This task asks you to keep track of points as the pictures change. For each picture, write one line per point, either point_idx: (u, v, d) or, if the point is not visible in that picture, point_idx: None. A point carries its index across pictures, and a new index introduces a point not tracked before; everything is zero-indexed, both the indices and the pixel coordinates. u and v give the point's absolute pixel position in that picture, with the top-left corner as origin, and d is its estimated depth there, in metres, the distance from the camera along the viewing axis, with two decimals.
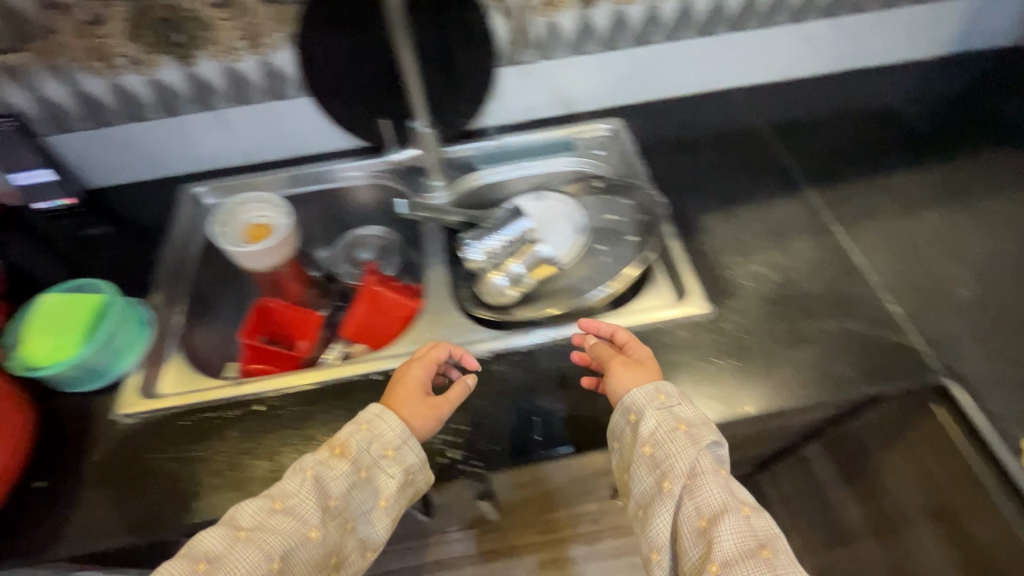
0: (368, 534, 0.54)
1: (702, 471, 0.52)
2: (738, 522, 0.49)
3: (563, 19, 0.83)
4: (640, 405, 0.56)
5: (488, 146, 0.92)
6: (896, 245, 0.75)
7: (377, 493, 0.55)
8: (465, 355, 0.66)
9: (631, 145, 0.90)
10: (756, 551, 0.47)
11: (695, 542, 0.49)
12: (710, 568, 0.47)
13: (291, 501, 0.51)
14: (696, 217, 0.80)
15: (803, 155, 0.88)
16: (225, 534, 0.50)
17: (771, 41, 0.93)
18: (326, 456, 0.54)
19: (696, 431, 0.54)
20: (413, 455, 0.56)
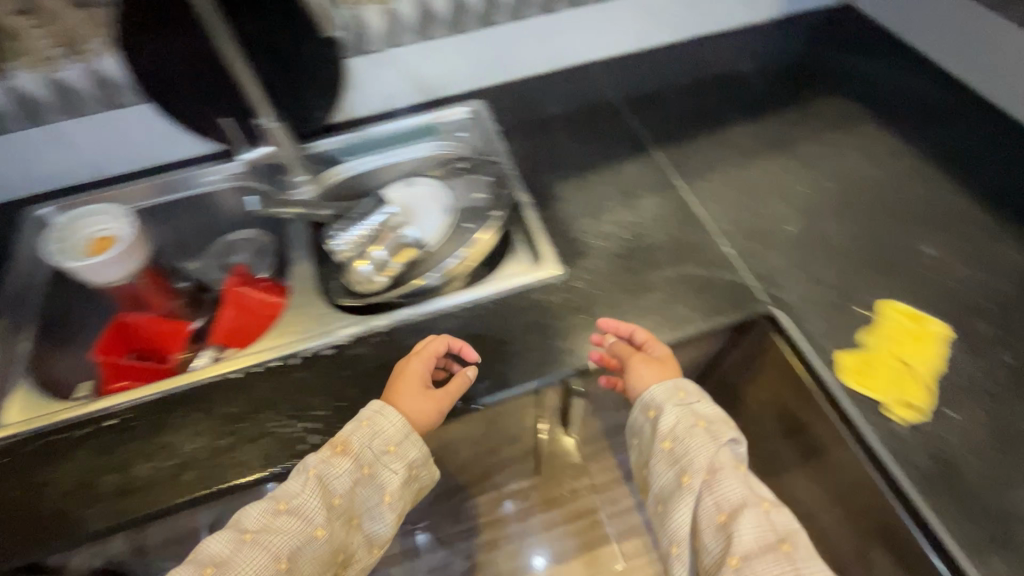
0: (374, 530, 0.61)
1: (720, 467, 0.60)
2: (757, 515, 0.57)
3: (402, 6, 0.84)
4: (660, 400, 0.65)
5: (351, 137, 0.93)
6: (731, 193, 0.82)
7: (381, 489, 0.61)
8: (465, 347, 0.67)
9: (491, 124, 0.93)
10: (777, 547, 0.55)
11: (716, 535, 0.57)
12: (731, 562, 0.55)
13: (294, 502, 0.56)
14: (551, 186, 0.84)
15: (653, 119, 0.94)
16: (230, 537, 0.55)
17: (613, 13, 0.97)
18: (328, 455, 0.58)
19: (714, 428, 0.62)
20: (413, 455, 0.62)
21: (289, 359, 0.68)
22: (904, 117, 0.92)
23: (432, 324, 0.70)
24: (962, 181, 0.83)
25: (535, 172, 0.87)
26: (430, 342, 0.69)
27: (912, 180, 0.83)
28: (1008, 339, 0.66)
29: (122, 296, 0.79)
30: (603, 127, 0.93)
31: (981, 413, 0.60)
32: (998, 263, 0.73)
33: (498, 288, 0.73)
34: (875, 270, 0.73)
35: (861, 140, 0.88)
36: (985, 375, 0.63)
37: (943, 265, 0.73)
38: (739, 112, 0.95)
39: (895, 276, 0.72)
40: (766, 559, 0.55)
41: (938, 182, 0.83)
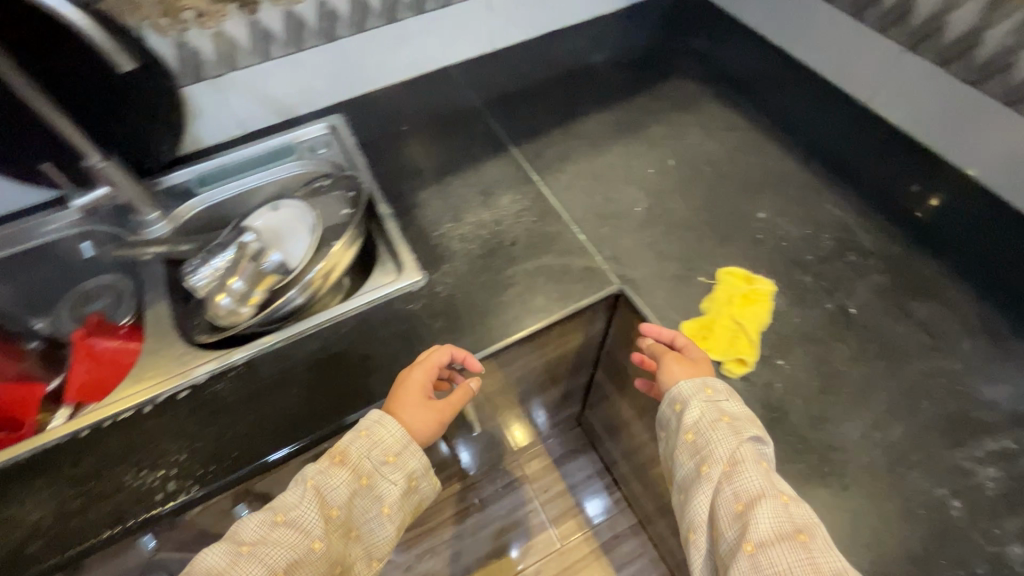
0: (373, 539, 0.61)
1: (741, 459, 0.56)
2: (775, 507, 0.53)
3: (233, 29, 0.81)
4: (685, 395, 0.62)
5: (204, 167, 0.89)
6: (584, 182, 0.86)
7: (380, 500, 0.61)
8: (468, 358, 0.67)
9: (349, 138, 0.92)
10: (794, 536, 0.51)
11: (733, 523, 0.54)
12: (746, 548, 0.52)
13: (291, 513, 0.56)
14: (413, 195, 0.85)
15: (511, 117, 0.96)
16: (226, 550, 0.55)
17: (461, 18, 0.98)
18: (326, 465, 0.59)
19: (738, 423, 0.59)
20: (412, 465, 0.62)
21: (142, 407, 0.66)
22: (740, 92, 0.99)
23: (294, 349, 0.70)
24: (791, 147, 0.90)
25: (397, 182, 0.88)
26: (293, 368, 0.68)
27: (747, 151, 0.90)
28: (828, 288, 0.73)
29: None
30: (463, 132, 0.95)
31: (806, 359, 0.67)
32: (819, 219, 0.80)
33: (362, 303, 0.73)
34: (716, 239, 0.78)
35: (702, 118, 0.94)
36: (809, 324, 0.70)
37: (774, 226, 0.80)
38: (593, 103, 0.99)
39: (733, 243, 0.78)
40: (782, 549, 0.51)
41: (771, 150, 0.90)
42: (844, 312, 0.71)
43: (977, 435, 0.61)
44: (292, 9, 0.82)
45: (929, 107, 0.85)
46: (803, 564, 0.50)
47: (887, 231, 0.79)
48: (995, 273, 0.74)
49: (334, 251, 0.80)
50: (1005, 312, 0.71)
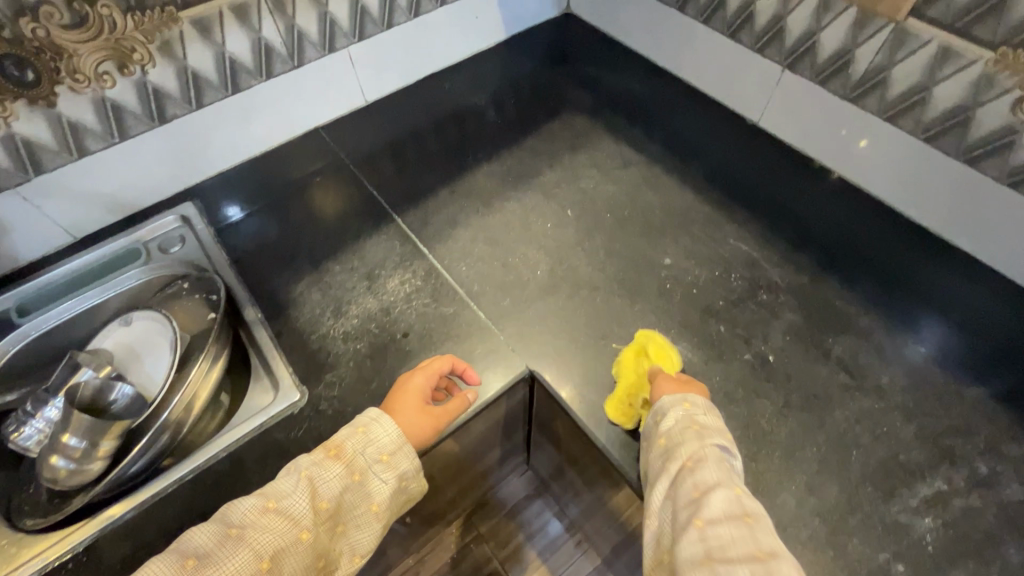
0: (359, 537, 0.57)
1: (704, 456, 0.52)
2: (728, 497, 0.49)
3: (28, 128, 0.67)
4: (665, 408, 0.58)
5: (28, 290, 0.74)
6: (479, 246, 0.78)
7: (368, 498, 0.57)
8: (468, 369, 0.65)
9: (206, 231, 0.80)
10: (742, 518, 0.48)
11: (685, 506, 0.50)
12: (695, 524, 0.48)
13: (283, 501, 0.53)
14: (287, 291, 0.74)
15: (394, 180, 0.88)
16: (215, 531, 0.52)
17: (322, 76, 0.88)
18: (321, 457, 0.56)
19: (709, 430, 0.55)
20: (407, 461, 0.59)
21: None
22: (633, 123, 0.95)
23: (153, 513, 0.58)
24: (690, 177, 0.86)
25: (268, 278, 0.77)
26: (152, 541, 0.56)
27: (647, 188, 0.85)
28: (744, 335, 0.69)
29: None
30: (341, 205, 0.85)
31: (731, 424, 0.62)
32: (726, 256, 0.76)
33: (230, 441, 0.62)
34: (625, 295, 0.73)
35: (597, 157, 0.89)
36: (730, 381, 0.65)
37: (682, 272, 0.75)
38: (483, 151, 0.91)
39: (642, 298, 0.73)
40: (730, 529, 0.47)
41: (670, 184, 0.86)
42: (763, 361, 0.67)
43: (908, 482, 0.58)
44: (102, 95, 0.69)
45: (815, 126, 0.83)
46: (747, 543, 0.46)
47: (794, 260, 0.76)
48: (898, 293, 0.73)
49: (196, 375, 0.68)
50: (915, 334, 0.69)
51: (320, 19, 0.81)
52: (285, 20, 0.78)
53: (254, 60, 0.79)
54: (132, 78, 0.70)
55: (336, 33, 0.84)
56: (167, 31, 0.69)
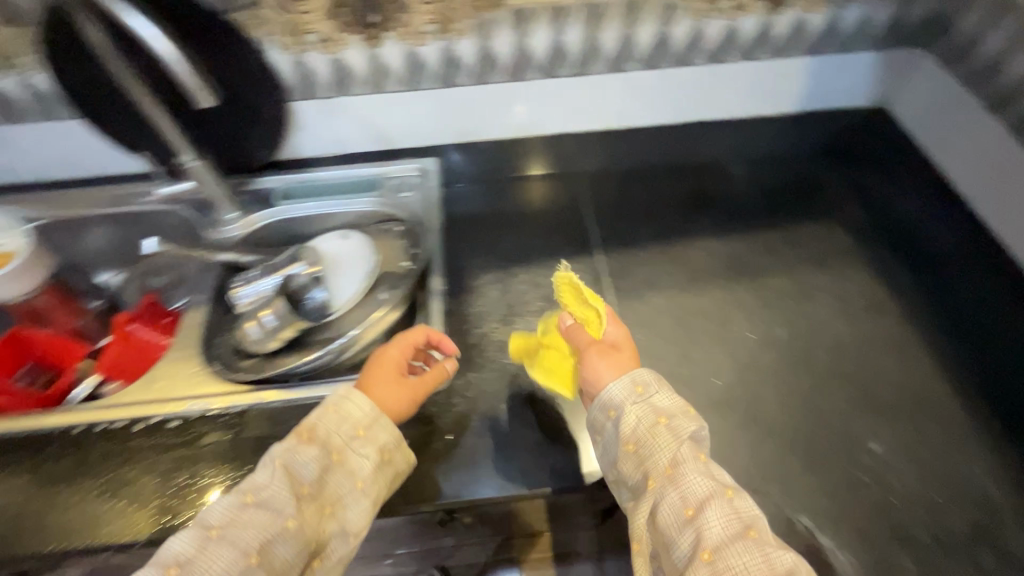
0: (350, 521, 0.52)
1: (683, 460, 0.50)
2: (725, 507, 0.47)
3: (351, 57, 0.77)
4: (617, 400, 0.55)
5: (294, 180, 0.88)
6: (665, 322, 0.72)
7: (352, 476, 0.53)
8: (444, 340, 0.65)
9: (436, 190, 0.87)
10: (746, 534, 0.46)
11: (682, 533, 0.47)
12: (702, 557, 0.45)
13: (262, 493, 0.49)
14: (472, 277, 0.77)
15: (613, 215, 0.85)
16: (191, 536, 0.47)
17: (595, 89, 0.87)
18: (294, 443, 0.52)
19: (677, 422, 0.52)
20: (384, 439, 0.55)
21: (135, 422, 0.66)
22: (903, 266, 0.79)
23: (292, 415, 0.66)
24: (950, 363, 0.69)
25: (462, 256, 0.80)
26: (281, 438, 0.64)
27: (888, 350, 0.70)
28: None
29: (18, 310, 0.78)
30: (554, 218, 0.85)
31: None
32: (953, 482, 0.60)
33: None
34: (799, 457, 0.62)
35: (840, 286, 0.76)
36: None
37: (887, 470, 0.61)
38: (715, 224, 0.83)
39: (823, 474, 0.61)
40: (741, 556, 0.44)
41: (918, 358, 0.69)
42: None
43: None
44: (415, 49, 0.77)
45: None
46: (760, 565, 0.44)
47: None
48: None
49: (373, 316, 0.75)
50: None
51: (622, 39, 0.80)
52: (590, 31, 0.78)
53: (545, 56, 0.81)
54: (443, 41, 0.77)
55: (629, 55, 0.83)
56: (489, 12, 0.74)
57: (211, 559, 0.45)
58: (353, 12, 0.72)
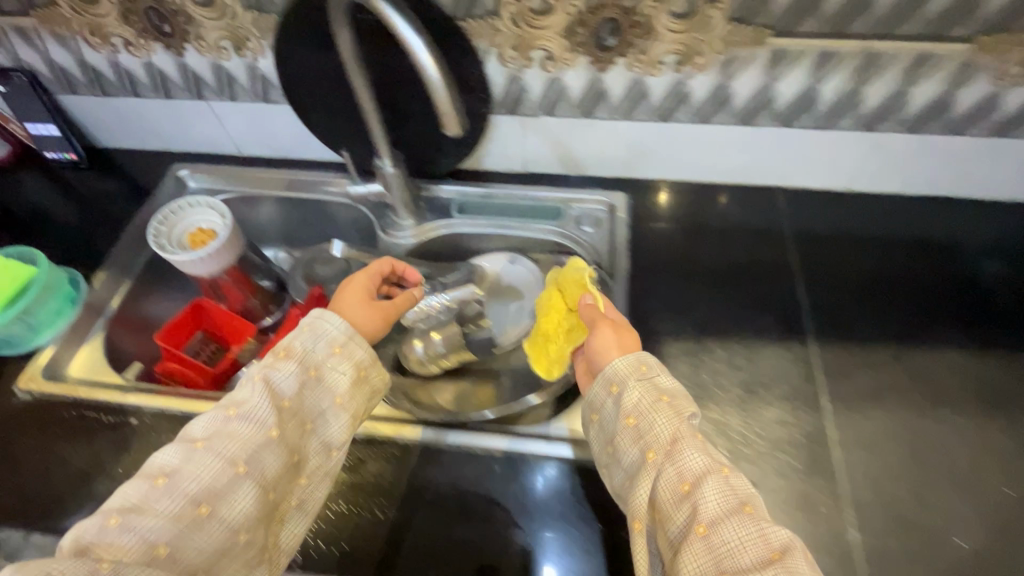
0: (330, 436, 0.51)
1: (683, 437, 0.46)
2: (721, 483, 0.43)
3: (570, 78, 0.70)
4: (623, 375, 0.51)
5: (472, 193, 0.83)
6: (892, 448, 0.60)
7: (331, 395, 0.52)
8: (409, 270, 0.68)
9: (624, 231, 0.79)
10: (741, 510, 0.42)
11: (679, 509, 0.43)
12: (697, 531, 0.41)
13: (242, 407, 0.48)
14: (659, 341, 0.68)
15: (828, 293, 0.73)
16: (179, 448, 0.46)
17: (831, 145, 0.74)
18: (270, 360, 0.51)
19: (679, 400, 0.49)
20: (360, 355, 0.54)
21: None
22: None
23: (459, 458, 0.62)
24: None
25: (646, 312, 0.71)
26: (444, 484, 0.60)
27: None
28: None
29: (202, 282, 0.79)
30: (756, 284, 0.74)
31: None
32: None
33: (541, 451, 0.61)
34: None
35: None
36: None
37: None
38: (959, 329, 0.69)
39: None
40: (735, 530, 0.41)
41: None
42: None
43: None
44: (644, 78, 0.69)
45: None
46: (757, 542, 0.40)
47: None
48: None
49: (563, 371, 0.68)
50: None
51: (891, 95, 0.67)
52: (857, 82, 0.66)
53: (789, 104, 0.69)
54: (677, 75, 0.68)
55: (892, 114, 0.69)
56: (744, 49, 0.64)
57: (201, 467, 0.45)
58: (591, 33, 0.64)
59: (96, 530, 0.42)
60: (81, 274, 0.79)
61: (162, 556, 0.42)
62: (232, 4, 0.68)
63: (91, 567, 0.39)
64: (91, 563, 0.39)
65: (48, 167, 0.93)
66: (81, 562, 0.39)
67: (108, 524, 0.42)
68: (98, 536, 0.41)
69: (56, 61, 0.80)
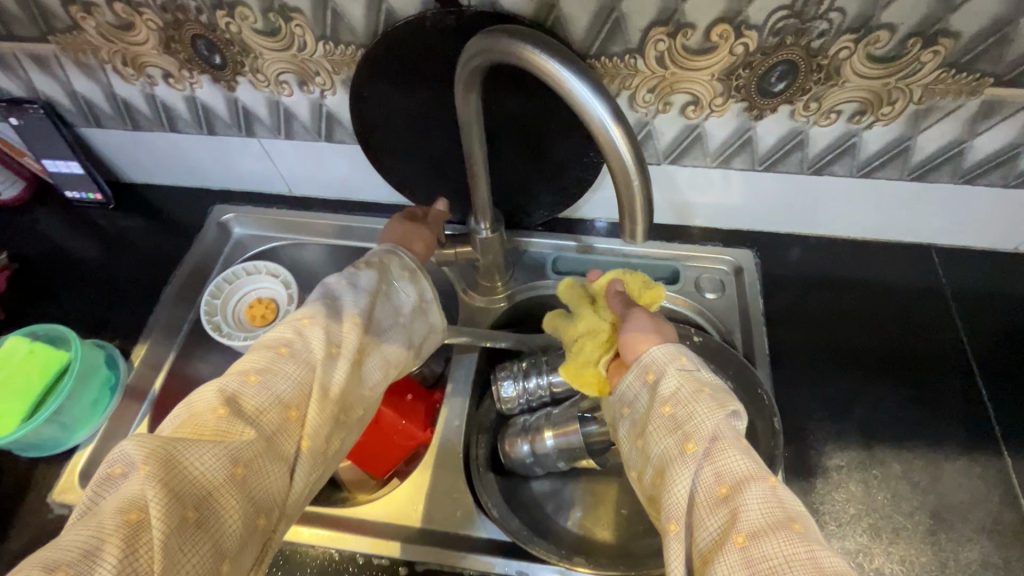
0: (389, 353, 0.49)
1: (727, 436, 0.41)
2: (765, 493, 0.38)
3: (713, 126, 0.57)
4: (661, 363, 0.46)
5: (568, 247, 0.71)
6: None
7: (396, 311, 0.51)
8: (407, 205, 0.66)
9: (757, 300, 0.66)
10: (788, 525, 0.36)
11: (714, 515, 0.38)
12: (734, 541, 0.36)
13: (335, 300, 0.48)
14: (816, 447, 0.57)
15: (1009, 385, 0.61)
16: (285, 329, 0.45)
17: (1018, 205, 0.61)
18: (348, 270, 0.51)
19: (724, 394, 0.43)
20: (425, 286, 0.53)
21: (396, 566, 0.54)
22: None
23: None
24: None
25: (796, 409, 0.60)
26: None
27: None
28: None
29: None
30: (922, 372, 0.62)
31: None
32: None
33: None
34: None
35: None
36: None
37: None
38: None
39: None
40: (777, 543, 0.35)
41: None
42: None
43: None
44: (807, 128, 0.56)
45: None
46: (805, 563, 0.34)
47: None
48: None
49: None
50: None
51: None
52: None
53: (981, 160, 0.57)
54: (850, 126, 0.55)
55: None
56: (949, 100, 0.51)
57: (313, 352, 0.44)
58: (754, 78, 0.52)
59: (233, 392, 0.40)
60: (116, 347, 0.67)
61: (285, 441, 0.41)
62: (301, 33, 0.55)
63: (228, 469, 0.37)
64: (230, 461, 0.37)
65: (65, 206, 0.80)
66: (224, 447, 0.37)
67: (243, 387, 0.41)
68: (230, 406, 0.39)
69: (79, 92, 0.68)
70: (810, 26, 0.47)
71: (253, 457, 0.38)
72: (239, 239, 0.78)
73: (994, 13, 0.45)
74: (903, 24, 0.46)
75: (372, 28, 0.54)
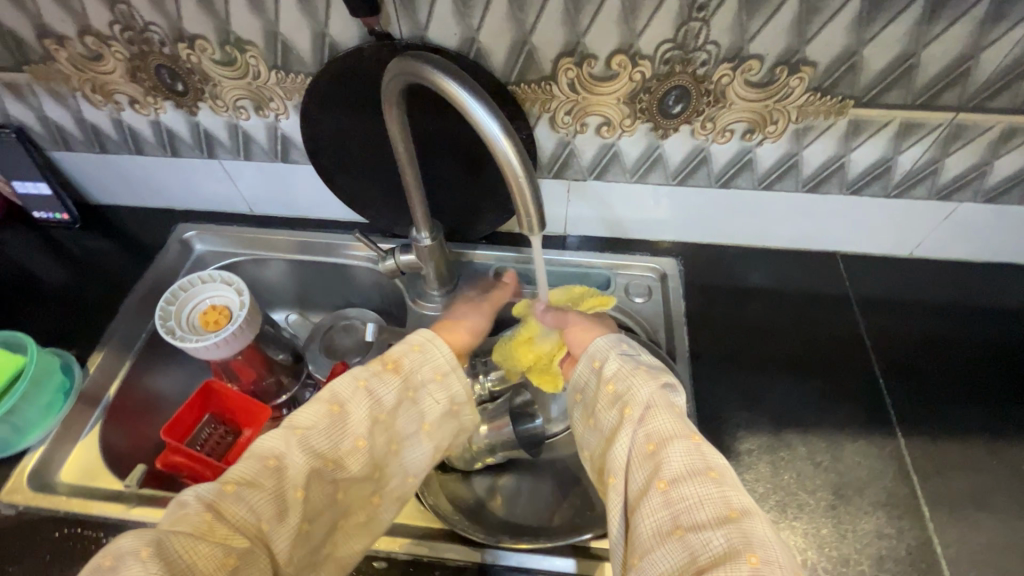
0: (411, 463, 0.49)
1: (660, 404, 0.45)
2: (688, 447, 0.41)
3: (626, 144, 0.64)
4: (605, 351, 0.50)
5: (508, 258, 0.77)
6: (1009, 562, 0.54)
7: (420, 418, 0.50)
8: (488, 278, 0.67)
9: (680, 302, 0.72)
10: (706, 473, 0.40)
11: (642, 468, 0.42)
12: (657, 487, 0.40)
13: (347, 408, 0.46)
14: (729, 433, 0.62)
15: (904, 375, 0.67)
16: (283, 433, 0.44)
17: (901, 213, 0.69)
18: (378, 370, 0.48)
19: (658, 370, 0.48)
20: (456, 389, 0.51)
21: None
22: None
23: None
24: None
25: (713, 400, 0.65)
26: None
27: None
28: None
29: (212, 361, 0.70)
30: (828, 365, 0.68)
31: None
32: None
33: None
34: None
35: None
36: None
37: None
38: None
39: None
40: (694, 489, 0.39)
41: None
42: None
43: None
44: (707, 146, 0.63)
45: None
46: (714, 503, 0.38)
47: None
48: None
49: None
50: None
51: (973, 166, 0.62)
52: (938, 153, 0.61)
53: (862, 173, 0.64)
54: (744, 143, 0.63)
55: (971, 184, 0.64)
56: (821, 119, 0.59)
57: (313, 465, 0.43)
58: (655, 101, 0.59)
59: (223, 498, 0.40)
60: (73, 356, 0.70)
61: (275, 540, 0.41)
62: (255, 63, 0.61)
63: (218, 561, 0.38)
64: (219, 555, 0.38)
65: (32, 225, 0.84)
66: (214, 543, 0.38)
67: (229, 495, 0.40)
68: (219, 511, 0.39)
69: (50, 117, 0.73)
70: (692, 56, 0.55)
71: (240, 555, 0.39)
72: (200, 256, 0.81)
73: (842, 45, 0.53)
74: (769, 55, 0.54)
75: (318, 59, 0.60)
